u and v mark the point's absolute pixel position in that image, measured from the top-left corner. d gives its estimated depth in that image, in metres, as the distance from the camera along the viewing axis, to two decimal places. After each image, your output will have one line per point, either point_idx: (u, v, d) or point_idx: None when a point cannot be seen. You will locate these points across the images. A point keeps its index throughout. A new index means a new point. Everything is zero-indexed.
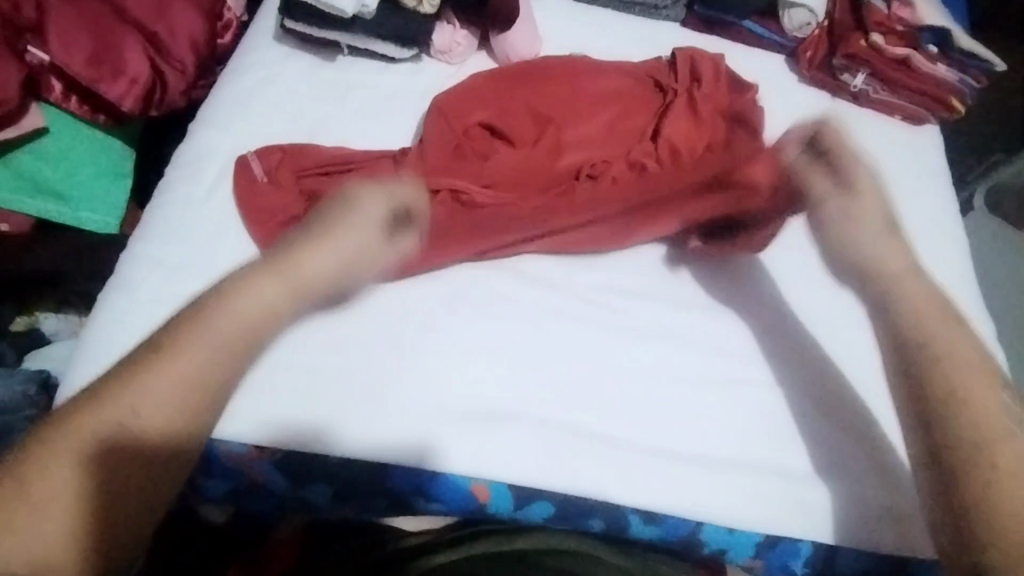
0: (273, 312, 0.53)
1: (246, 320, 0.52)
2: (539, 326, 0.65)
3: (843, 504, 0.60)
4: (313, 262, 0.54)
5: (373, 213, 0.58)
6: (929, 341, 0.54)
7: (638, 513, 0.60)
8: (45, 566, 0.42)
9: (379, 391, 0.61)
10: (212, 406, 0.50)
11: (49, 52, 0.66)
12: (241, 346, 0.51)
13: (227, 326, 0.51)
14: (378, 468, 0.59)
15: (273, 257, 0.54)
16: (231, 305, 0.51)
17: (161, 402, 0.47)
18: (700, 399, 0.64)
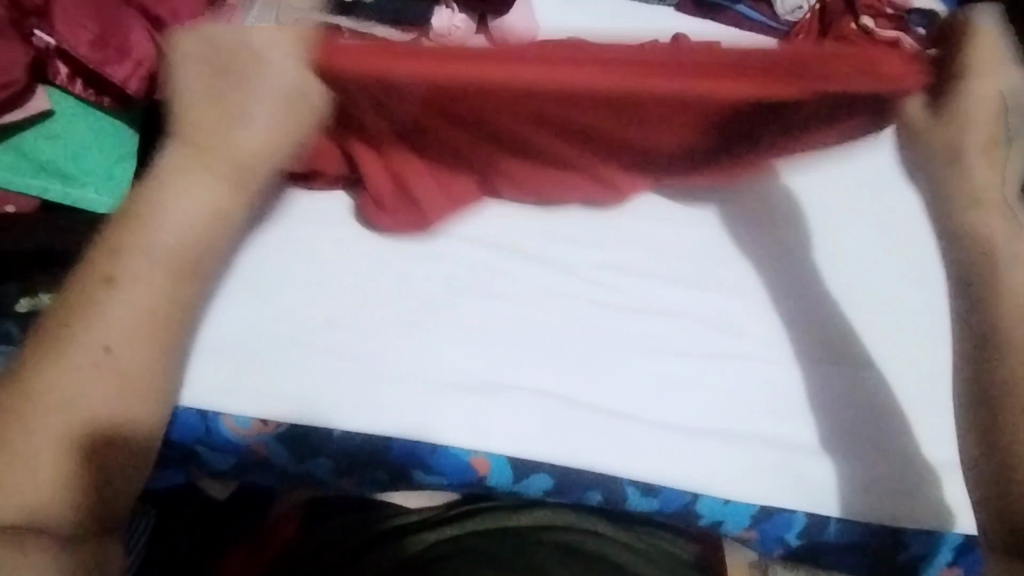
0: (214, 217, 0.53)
1: (182, 244, 0.52)
2: (535, 307, 0.67)
3: (830, 474, 0.62)
4: (241, 148, 0.54)
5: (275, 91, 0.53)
6: (996, 270, 0.53)
7: (636, 485, 0.61)
8: (37, 516, 0.45)
9: (379, 369, 0.63)
10: (171, 350, 0.52)
11: (56, 35, 0.68)
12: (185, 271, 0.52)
13: (163, 250, 0.51)
14: (380, 442, 0.60)
15: (193, 146, 0.53)
16: (163, 231, 0.52)
17: (122, 350, 0.49)
18: (694, 374, 0.65)
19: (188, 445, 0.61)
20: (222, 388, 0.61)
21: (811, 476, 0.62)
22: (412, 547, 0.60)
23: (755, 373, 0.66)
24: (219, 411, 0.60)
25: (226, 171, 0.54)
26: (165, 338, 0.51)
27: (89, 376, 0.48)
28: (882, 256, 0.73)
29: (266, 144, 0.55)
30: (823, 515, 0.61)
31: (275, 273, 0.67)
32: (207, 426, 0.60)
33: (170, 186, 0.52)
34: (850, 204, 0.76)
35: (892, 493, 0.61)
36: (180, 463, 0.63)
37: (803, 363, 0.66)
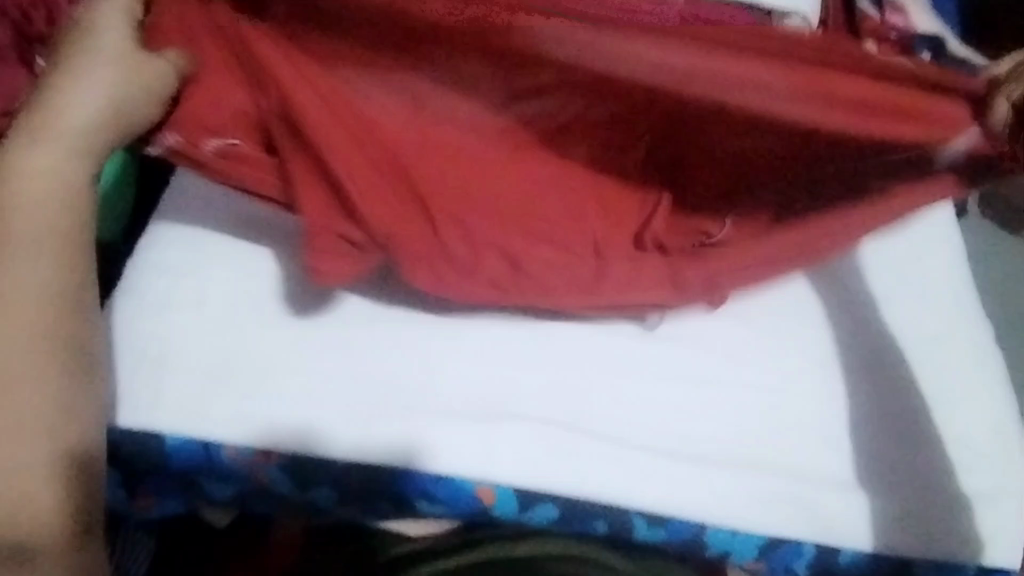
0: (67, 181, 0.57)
1: (45, 182, 0.56)
2: (542, 328, 0.65)
3: (849, 510, 0.60)
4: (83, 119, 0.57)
5: (76, 100, 0.57)
6: None
7: (643, 515, 0.60)
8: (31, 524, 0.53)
9: (382, 396, 0.61)
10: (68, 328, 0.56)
11: None
12: (44, 228, 0.56)
13: (25, 203, 0.56)
14: (384, 472, 0.59)
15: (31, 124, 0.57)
16: (21, 174, 0.56)
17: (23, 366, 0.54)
18: (706, 402, 0.64)
19: (191, 474, 0.61)
20: (222, 417, 0.60)
21: (828, 509, 0.60)
22: None
23: (770, 400, 0.64)
24: (220, 441, 0.59)
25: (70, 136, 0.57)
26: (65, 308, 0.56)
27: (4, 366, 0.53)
28: (903, 274, 0.71)
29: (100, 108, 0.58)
30: (835, 547, 0.60)
31: (274, 295, 0.64)
32: (210, 457, 0.59)
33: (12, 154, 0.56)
34: None
35: (902, 525, 0.60)
36: (181, 492, 0.63)
37: (819, 387, 0.65)
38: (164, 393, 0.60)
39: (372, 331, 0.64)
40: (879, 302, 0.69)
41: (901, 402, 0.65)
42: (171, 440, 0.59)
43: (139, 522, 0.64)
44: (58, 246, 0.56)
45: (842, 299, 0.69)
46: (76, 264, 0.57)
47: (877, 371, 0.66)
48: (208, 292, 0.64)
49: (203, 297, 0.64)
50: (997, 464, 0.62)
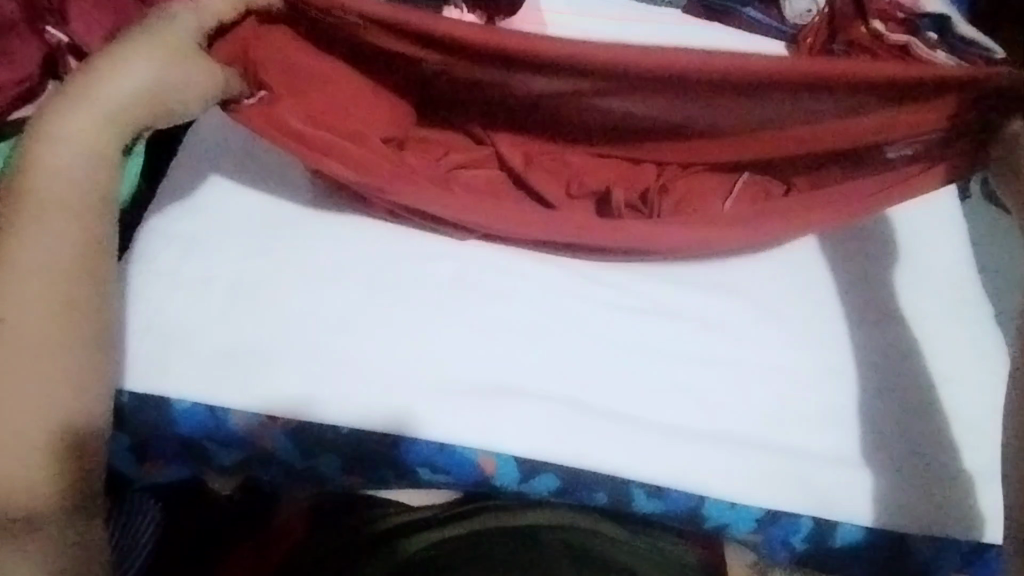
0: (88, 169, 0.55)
1: (69, 177, 0.55)
2: (540, 299, 0.66)
3: (850, 485, 0.61)
4: (118, 90, 0.56)
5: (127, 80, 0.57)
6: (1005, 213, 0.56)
7: (643, 487, 0.60)
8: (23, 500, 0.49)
9: (387, 365, 0.62)
10: (96, 304, 0.54)
11: (70, 31, 0.67)
12: (83, 202, 0.55)
13: (55, 185, 0.54)
14: (388, 439, 0.60)
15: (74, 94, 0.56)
16: (44, 168, 0.54)
17: (37, 347, 0.51)
18: (707, 377, 0.64)
19: (196, 439, 0.62)
20: (228, 384, 0.60)
21: (828, 484, 0.61)
22: (413, 546, 0.60)
23: (769, 378, 0.65)
24: (226, 407, 0.60)
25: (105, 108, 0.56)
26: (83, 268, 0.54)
27: (25, 334, 0.51)
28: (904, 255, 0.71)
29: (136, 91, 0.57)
30: (834, 522, 0.61)
31: (279, 267, 0.65)
32: (216, 421, 0.60)
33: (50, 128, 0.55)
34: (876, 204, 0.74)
35: (906, 498, 0.61)
36: (188, 458, 0.64)
37: (818, 363, 0.66)
38: (172, 361, 0.61)
39: (378, 301, 0.64)
40: (877, 284, 0.70)
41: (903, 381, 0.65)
42: (179, 405, 0.60)
43: (147, 485, 0.65)
44: (76, 233, 0.54)
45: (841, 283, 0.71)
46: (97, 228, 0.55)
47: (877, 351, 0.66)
48: (216, 263, 0.65)
49: (211, 267, 0.65)
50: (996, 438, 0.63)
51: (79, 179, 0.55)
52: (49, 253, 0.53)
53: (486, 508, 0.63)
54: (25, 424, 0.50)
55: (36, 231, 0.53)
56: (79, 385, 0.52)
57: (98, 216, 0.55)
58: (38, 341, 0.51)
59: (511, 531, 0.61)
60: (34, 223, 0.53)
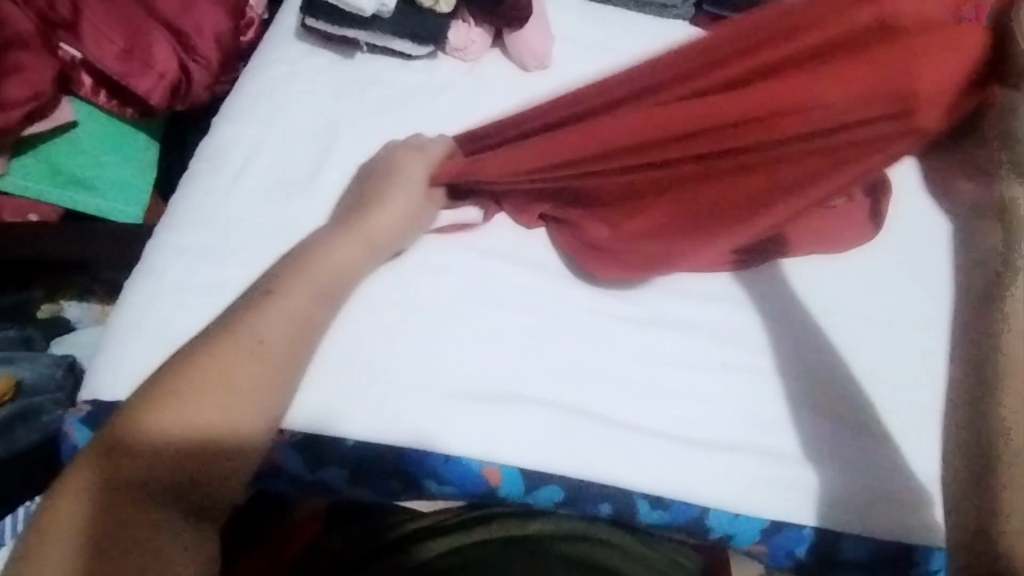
0: (352, 267, 0.60)
1: (331, 268, 0.58)
2: (546, 299, 0.68)
3: (847, 495, 0.62)
4: (381, 220, 0.63)
5: (403, 206, 0.64)
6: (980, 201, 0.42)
7: (646, 498, 0.61)
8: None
9: (396, 377, 0.63)
10: (284, 378, 0.50)
11: (81, 47, 0.67)
12: (312, 292, 0.55)
13: (312, 274, 0.57)
14: (394, 451, 0.61)
15: (345, 225, 0.62)
16: (318, 262, 0.58)
17: (218, 399, 0.46)
18: (707, 386, 0.66)
19: None
20: None
21: (824, 492, 0.62)
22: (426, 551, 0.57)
23: (762, 391, 0.66)
24: None
25: (364, 237, 0.62)
26: (292, 343, 0.52)
27: (214, 369, 0.47)
28: None
29: (411, 214, 0.65)
30: (834, 533, 0.61)
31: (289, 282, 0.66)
32: None
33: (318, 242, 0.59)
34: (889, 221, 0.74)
35: (908, 512, 0.61)
36: None
37: (813, 372, 0.66)
38: None
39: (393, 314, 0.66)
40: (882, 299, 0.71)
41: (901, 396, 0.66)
42: None
43: None
44: (307, 310, 0.54)
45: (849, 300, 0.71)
46: (315, 317, 0.54)
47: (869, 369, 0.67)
48: (225, 276, 0.65)
49: (219, 283, 0.64)
50: None
51: (333, 273, 0.58)
52: (280, 320, 0.52)
53: (496, 517, 0.61)
54: (152, 443, 0.44)
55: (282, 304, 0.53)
56: (262, 409, 0.48)
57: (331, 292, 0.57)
58: (222, 397, 0.46)
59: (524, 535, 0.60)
60: (280, 296, 0.53)
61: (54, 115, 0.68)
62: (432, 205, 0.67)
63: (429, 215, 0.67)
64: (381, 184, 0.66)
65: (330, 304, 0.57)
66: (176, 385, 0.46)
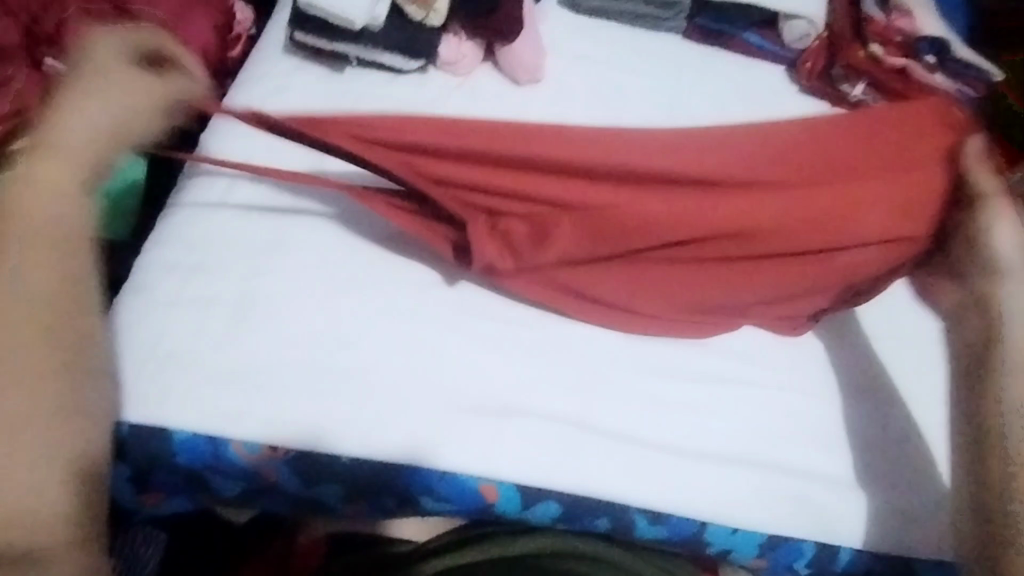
0: (66, 227, 0.59)
1: (53, 227, 0.59)
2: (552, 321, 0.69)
3: (837, 509, 0.61)
4: (73, 127, 0.61)
5: (83, 124, 0.63)
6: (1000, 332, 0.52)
7: (644, 513, 0.61)
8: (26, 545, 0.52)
9: (394, 394, 0.63)
10: (82, 345, 0.58)
11: (68, 62, 0.66)
12: (49, 238, 0.58)
13: (41, 220, 0.58)
14: (389, 467, 0.61)
15: (38, 143, 0.61)
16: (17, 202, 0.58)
17: (29, 378, 0.54)
18: (703, 400, 0.66)
19: (197, 470, 0.62)
20: (231, 417, 0.61)
21: (822, 507, 0.61)
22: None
23: (755, 408, 0.66)
24: (229, 437, 0.60)
25: (69, 157, 0.61)
26: (42, 325, 0.56)
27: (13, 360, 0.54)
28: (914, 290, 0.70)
29: (84, 138, 0.63)
30: (835, 546, 0.61)
31: (301, 297, 0.66)
32: (217, 453, 0.60)
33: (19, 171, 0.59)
34: None
35: (902, 524, 0.61)
36: (192, 490, 0.64)
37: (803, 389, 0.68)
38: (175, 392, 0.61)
39: (404, 334, 0.66)
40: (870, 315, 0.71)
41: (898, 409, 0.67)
42: (178, 434, 0.60)
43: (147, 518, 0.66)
44: (65, 258, 0.59)
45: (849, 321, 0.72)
46: (59, 263, 0.58)
47: (860, 382, 0.68)
48: (218, 294, 0.65)
49: (215, 296, 0.65)
50: None
51: (74, 225, 0.60)
52: (30, 288, 0.56)
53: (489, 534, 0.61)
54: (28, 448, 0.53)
55: (29, 267, 0.57)
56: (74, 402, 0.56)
57: (73, 243, 0.60)
58: (33, 366, 0.54)
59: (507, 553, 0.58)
60: (50, 250, 0.58)
61: None
62: (161, 82, 0.68)
63: (164, 87, 0.68)
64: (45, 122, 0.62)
65: (82, 250, 0.60)
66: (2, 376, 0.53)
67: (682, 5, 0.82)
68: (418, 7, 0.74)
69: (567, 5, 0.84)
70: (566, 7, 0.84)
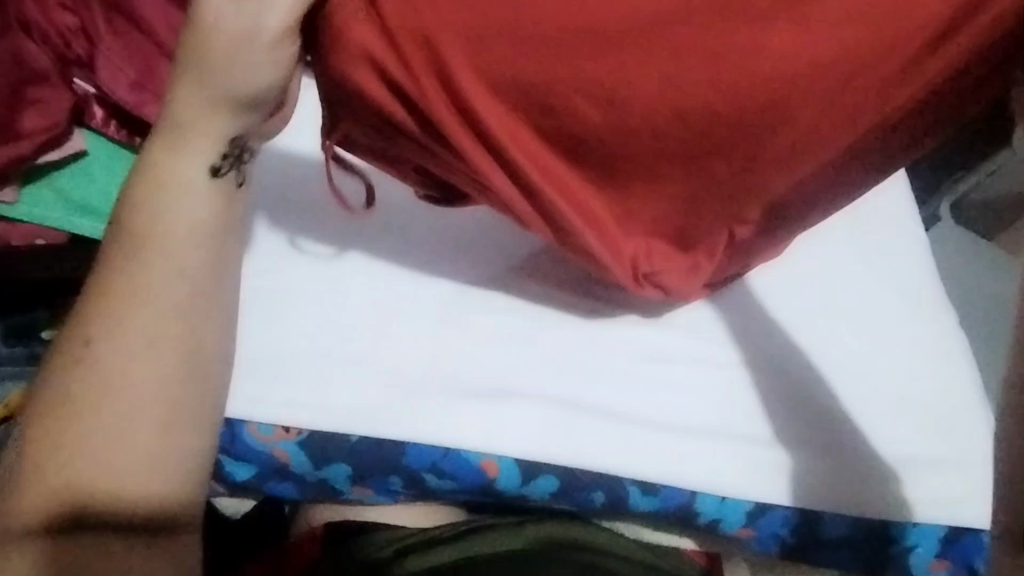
0: (201, 226, 0.57)
1: (190, 227, 0.57)
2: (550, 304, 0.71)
3: (818, 477, 0.65)
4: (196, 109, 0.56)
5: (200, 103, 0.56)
6: None
7: (637, 484, 0.65)
8: (78, 487, 0.52)
9: (400, 373, 0.67)
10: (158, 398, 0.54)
11: (95, 81, 0.72)
12: (182, 299, 0.56)
13: (181, 239, 0.57)
14: (395, 445, 0.64)
15: (151, 157, 0.57)
16: (167, 229, 0.56)
17: (106, 445, 0.53)
18: (693, 377, 0.69)
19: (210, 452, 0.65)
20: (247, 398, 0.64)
21: (807, 475, 0.65)
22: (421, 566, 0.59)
23: None
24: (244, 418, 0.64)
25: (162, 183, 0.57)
26: (69, 405, 0.53)
27: (109, 412, 0.53)
28: (881, 277, 0.76)
29: (181, 170, 0.57)
30: (817, 511, 0.65)
31: (312, 286, 0.70)
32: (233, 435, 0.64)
33: (154, 200, 0.56)
34: (858, 222, 0.79)
35: (880, 490, 0.65)
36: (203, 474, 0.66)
37: None
38: None
39: (406, 321, 0.69)
40: (856, 291, 0.75)
41: (877, 384, 0.69)
42: None
43: None
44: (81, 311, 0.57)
45: (832, 306, 0.74)
46: (116, 312, 0.55)
47: (842, 340, 0.72)
48: None
49: None
50: (965, 431, 0.68)
51: (201, 225, 0.57)
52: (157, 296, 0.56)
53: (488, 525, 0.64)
54: (72, 465, 0.52)
55: (154, 266, 0.56)
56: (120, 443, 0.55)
57: (164, 317, 0.56)
58: (103, 440, 0.53)
59: (503, 546, 0.61)
60: (187, 263, 0.57)
61: (66, 144, 0.73)
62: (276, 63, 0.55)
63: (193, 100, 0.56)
64: (147, 154, 0.57)
65: (201, 326, 0.57)
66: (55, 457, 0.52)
67: None
68: None
69: None
70: None
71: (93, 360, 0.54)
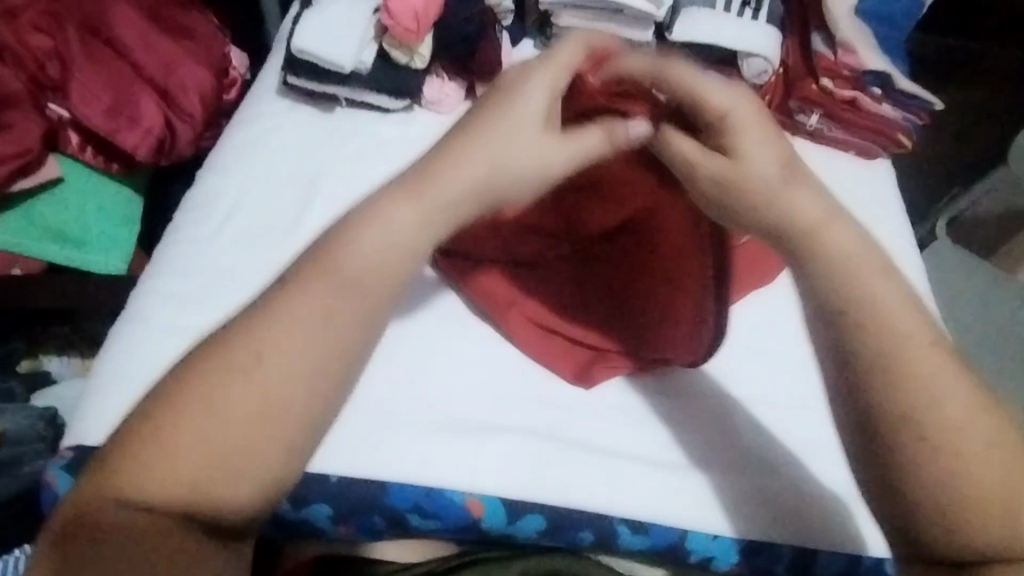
0: (343, 348, 0.48)
1: (361, 272, 0.49)
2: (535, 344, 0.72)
3: (812, 514, 0.63)
4: (408, 222, 0.50)
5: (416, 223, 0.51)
6: (915, 376, 0.48)
7: (626, 522, 0.63)
8: (196, 492, 0.46)
9: (385, 413, 0.67)
10: (257, 459, 0.46)
11: (70, 105, 0.69)
12: (335, 352, 0.48)
13: (348, 270, 0.49)
14: (377, 483, 0.63)
15: (319, 257, 0.50)
16: (354, 251, 0.50)
17: (200, 444, 0.46)
18: (679, 413, 0.68)
19: None
20: None
21: (803, 513, 0.63)
22: None
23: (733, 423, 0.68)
24: None
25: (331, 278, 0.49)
26: (262, 418, 0.46)
27: (186, 435, 0.46)
28: None
29: (377, 270, 0.50)
30: (814, 549, 0.63)
31: None
32: None
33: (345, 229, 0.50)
34: None
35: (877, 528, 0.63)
36: None
37: None
38: None
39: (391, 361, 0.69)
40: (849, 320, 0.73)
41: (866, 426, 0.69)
42: None
43: None
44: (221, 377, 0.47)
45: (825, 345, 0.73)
46: (319, 363, 0.48)
47: None
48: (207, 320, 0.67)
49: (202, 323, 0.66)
50: None
51: (374, 316, 0.50)
52: (298, 361, 0.47)
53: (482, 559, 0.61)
54: (163, 481, 0.46)
55: (306, 295, 0.49)
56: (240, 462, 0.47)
57: (336, 380, 0.48)
58: (201, 444, 0.46)
59: None
60: (335, 291, 0.49)
61: (42, 172, 0.71)
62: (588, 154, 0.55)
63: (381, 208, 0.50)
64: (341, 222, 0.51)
65: (335, 386, 0.48)
66: (148, 450, 0.46)
67: (648, 44, 0.88)
68: (402, 53, 0.77)
69: (541, 46, 0.89)
70: (538, 47, 0.89)
71: (169, 385, 0.48)
